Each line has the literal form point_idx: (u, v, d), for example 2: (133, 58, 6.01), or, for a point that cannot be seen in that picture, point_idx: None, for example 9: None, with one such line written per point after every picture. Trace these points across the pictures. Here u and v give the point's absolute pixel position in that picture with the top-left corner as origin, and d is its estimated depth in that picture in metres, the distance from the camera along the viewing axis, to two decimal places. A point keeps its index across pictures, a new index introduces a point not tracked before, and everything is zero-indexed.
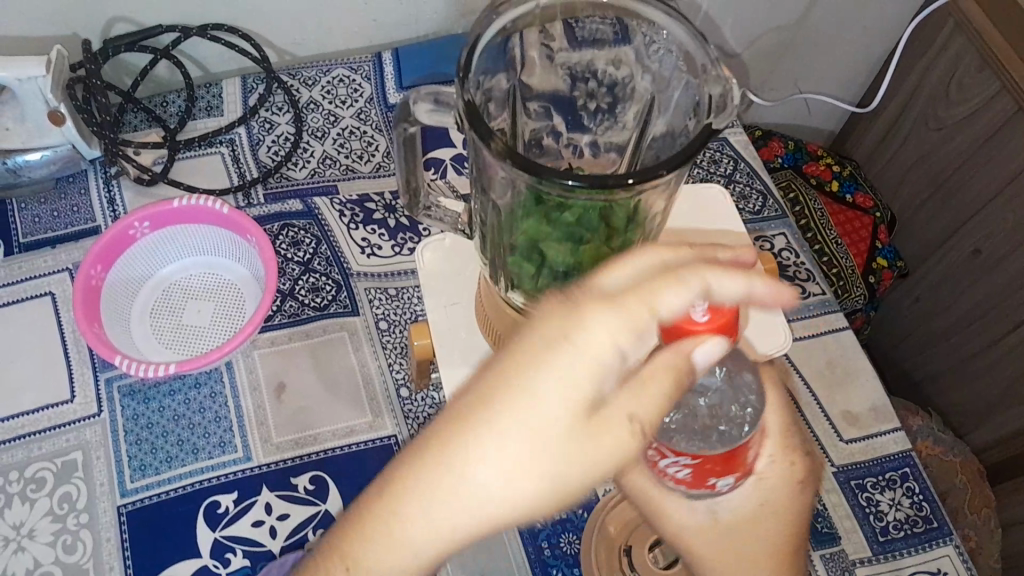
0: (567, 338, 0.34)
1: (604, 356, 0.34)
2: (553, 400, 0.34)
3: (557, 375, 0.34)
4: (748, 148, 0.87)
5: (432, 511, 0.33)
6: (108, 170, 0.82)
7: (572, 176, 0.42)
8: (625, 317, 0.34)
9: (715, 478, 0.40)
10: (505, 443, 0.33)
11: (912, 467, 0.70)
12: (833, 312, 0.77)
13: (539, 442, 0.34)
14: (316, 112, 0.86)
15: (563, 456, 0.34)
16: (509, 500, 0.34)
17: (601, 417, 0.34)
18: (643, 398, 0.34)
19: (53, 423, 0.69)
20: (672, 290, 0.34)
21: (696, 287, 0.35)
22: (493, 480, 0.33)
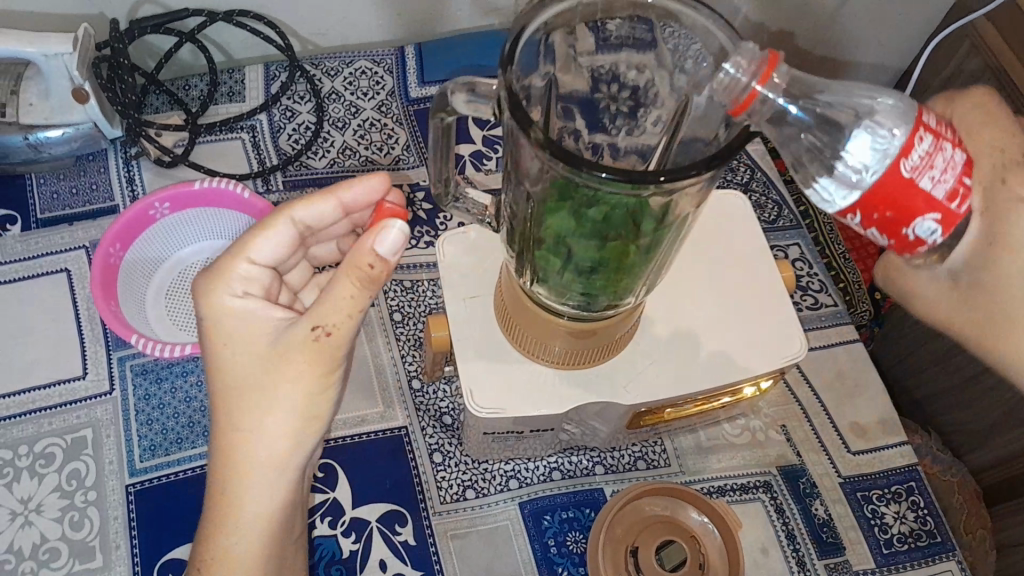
0: (218, 318, 0.49)
1: (229, 311, 0.49)
2: (245, 350, 0.49)
3: (239, 328, 0.49)
4: (766, 157, 0.87)
5: (264, 441, 0.49)
6: (128, 150, 0.82)
7: (606, 169, 0.42)
8: (243, 274, 0.50)
9: (898, 228, 0.40)
10: (273, 371, 0.48)
11: (918, 481, 0.70)
12: (844, 324, 0.77)
13: (253, 369, 0.48)
14: (337, 103, 0.87)
15: (267, 372, 0.48)
16: (298, 405, 0.49)
17: (287, 338, 0.47)
18: (317, 313, 0.46)
19: (64, 400, 0.69)
20: (265, 239, 0.51)
21: (285, 229, 0.50)
22: (263, 405, 0.48)
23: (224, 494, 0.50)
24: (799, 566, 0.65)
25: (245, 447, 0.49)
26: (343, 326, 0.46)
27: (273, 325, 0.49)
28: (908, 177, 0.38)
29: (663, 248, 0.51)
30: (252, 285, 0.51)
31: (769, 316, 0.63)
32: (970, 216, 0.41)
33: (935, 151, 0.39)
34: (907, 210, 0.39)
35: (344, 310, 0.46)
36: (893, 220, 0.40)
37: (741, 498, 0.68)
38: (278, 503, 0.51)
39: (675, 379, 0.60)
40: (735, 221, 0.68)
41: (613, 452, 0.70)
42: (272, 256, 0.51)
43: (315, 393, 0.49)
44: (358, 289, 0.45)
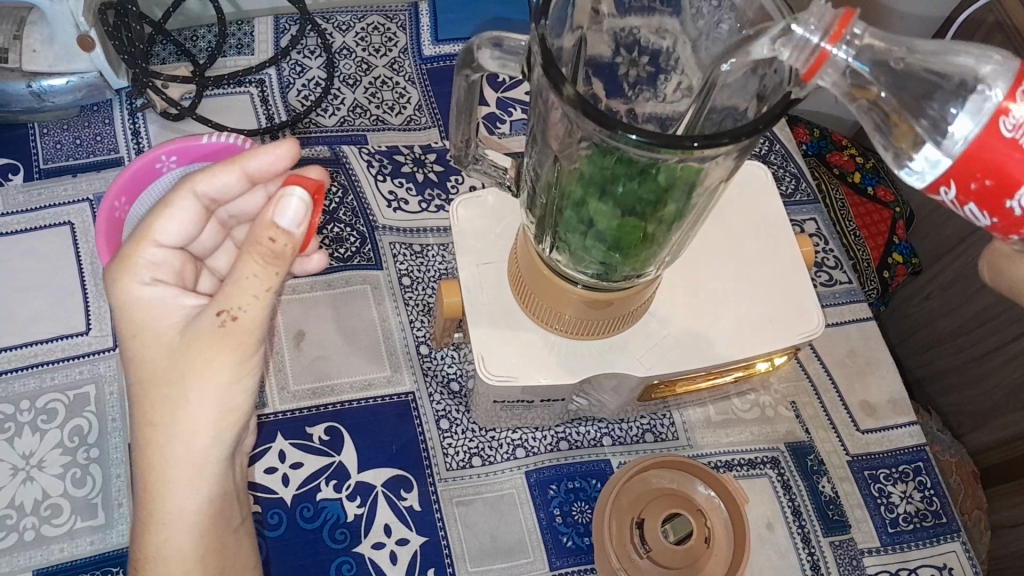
0: (135, 309, 0.49)
1: (147, 299, 0.49)
2: (157, 344, 0.48)
3: (155, 318, 0.49)
4: (784, 129, 0.86)
5: (182, 435, 0.48)
6: (134, 101, 0.80)
7: (638, 132, 0.41)
8: (152, 259, 0.50)
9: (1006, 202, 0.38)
10: (182, 364, 0.47)
11: (925, 462, 0.70)
12: (858, 301, 0.77)
13: (168, 360, 0.48)
14: (348, 59, 0.85)
15: (178, 364, 0.47)
16: (210, 395, 0.48)
17: (197, 329, 0.47)
18: (224, 298, 0.45)
19: (67, 355, 0.68)
20: (168, 219, 0.50)
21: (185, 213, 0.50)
22: (177, 399, 0.48)
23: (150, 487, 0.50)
24: (804, 543, 0.65)
25: (162, 441, 0.49)
26: (250, 312, 0.45)
27: (184, 315, 0.49)
28: (1006, 139, 0.37)
29: (688, 220, 0.50)
30: (162, 270, 0.50)
31: (787, 290, 0.63)
32: None
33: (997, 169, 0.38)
34: (1008, 178, 0.37)
35: (252, 293, 0.45)
36: (994, 189, 0.37)
37: (749, 473, 0.67)
38: (204, 498, 0.51)
39: (688, 352, 0.60)
40: (757, 192, 0.67)
41: (621, 424, 0.70)
42: (177, 236, 0.50)
43: (232, 383, 0.48)
44: (262, 267, 0.44)
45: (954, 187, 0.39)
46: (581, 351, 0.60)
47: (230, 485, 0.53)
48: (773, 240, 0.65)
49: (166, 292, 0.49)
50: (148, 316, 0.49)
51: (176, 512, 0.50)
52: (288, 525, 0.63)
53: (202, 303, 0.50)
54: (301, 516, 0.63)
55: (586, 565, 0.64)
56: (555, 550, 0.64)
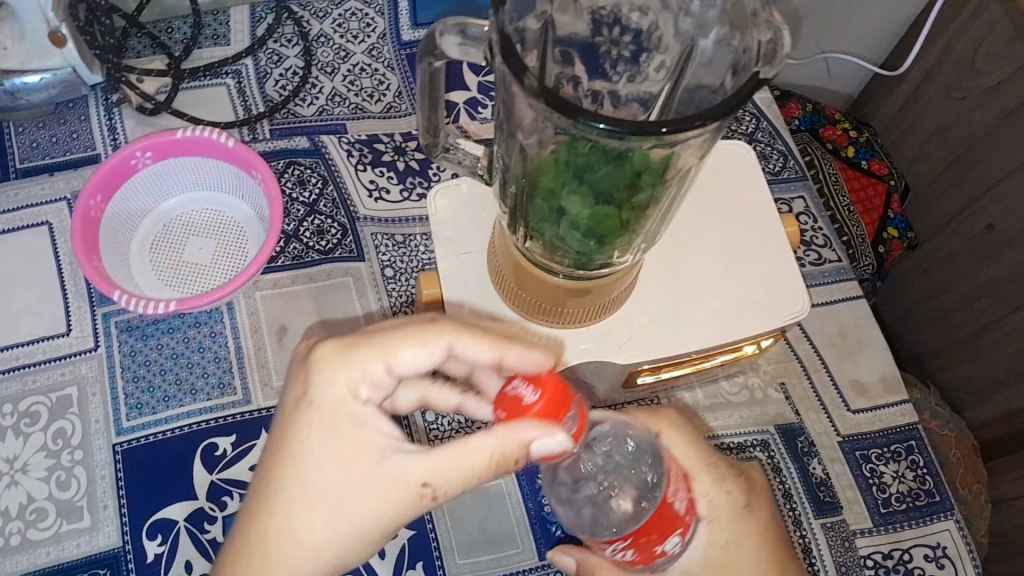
0: (318, 403, 0.43)
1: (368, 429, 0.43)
2: (354, 462, 0.42)
3: (357, 437, 0.43)
4: (771, 106, 0.84)
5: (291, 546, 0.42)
6: (109, 97, 0.79)
7: (604, 119, 0.40)
8: (358, 372, 0.44)
9: (661, 545, 0.42)
10: (347, 489, 0.42)
11: (918, 441, 0.69)
12: (848, 280, 0.76)
13: (336, 478, 0.42)
14: (326, 47, 0.83)
15: (366, 501, 0.42)
16: (348, 530, 0.42)
17: (396, 467, 0.42)
18: (438, 473, 0.42)
19: (48, 357, 0.68)
20: (405, 348, 0.44)
21: (379, 364, 0.44)
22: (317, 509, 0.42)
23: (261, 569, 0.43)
24: (795, 526, 0.65)
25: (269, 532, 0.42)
26: (449, 488, 0.43)
27: (383, 443, 0.43)
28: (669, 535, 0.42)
29: (662, 204, 0.49)
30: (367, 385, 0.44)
31: (772, 273, 0.62)
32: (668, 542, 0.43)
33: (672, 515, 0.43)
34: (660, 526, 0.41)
35: (460, 475, 0.42)
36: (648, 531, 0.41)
37: (739, 457, 0.67)
38: None
39: (671, 339, 0.59)
40: (740, 173, 0.66)
41: (609, 410, 0.69)
42: (411, 368, 0.44)
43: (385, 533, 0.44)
44: (487, 464, 0.41)
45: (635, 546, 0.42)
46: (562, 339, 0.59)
47: None
48: (756, 221, 0.64)
49: (386, 423, 0.44)
50: (337, 418, 0.43)
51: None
52: None
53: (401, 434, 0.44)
54: None
55: None
56: (544, 540, 0.64)
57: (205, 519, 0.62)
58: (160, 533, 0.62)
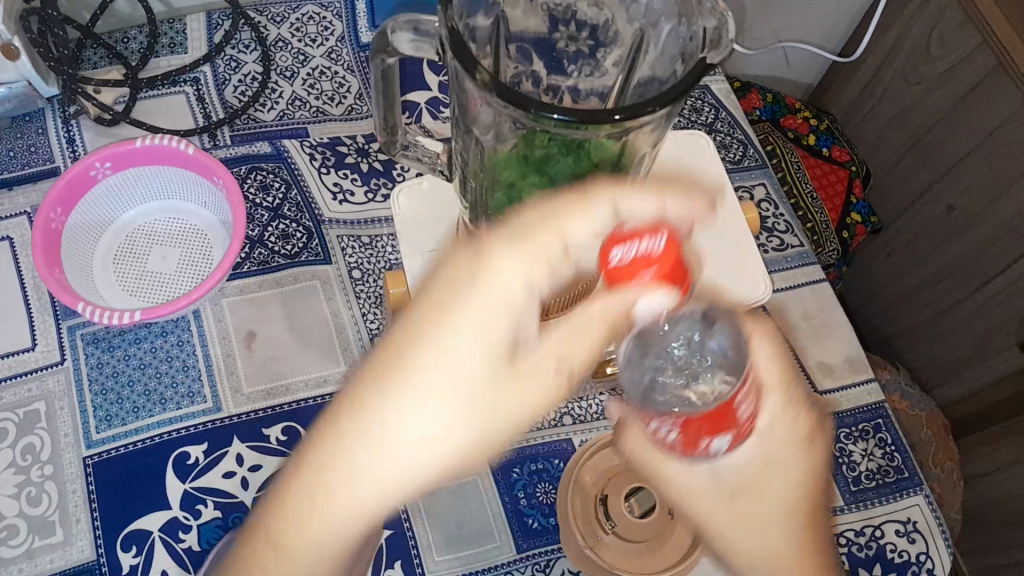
0: (483, 266, 0.41)
1: (522, 306, 0.41)
2: (484, 346, 0.40)
3: (537, 260, 0.42)
4: (730, 96, 0.86)
5: (372, 476, 0.38)
6: (66, 109, 0.78)
7: (558, 109, 0.40)
8: (550, 249, 0.42)
9: (709, 441, 0.40)
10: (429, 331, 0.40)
11: (885, 419, 0.70)
12: (811, 263, 0.77)
13: (469, 389, 0.40)
14: (284, 51, 0.83)
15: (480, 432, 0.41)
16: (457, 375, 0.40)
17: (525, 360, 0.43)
18: (456, 385, 0.40)
19: (14, 372, 0.67)
20: (583, 219, 0.43)
21: (607, 209, 0.43)
22: (462, 386, 0.40)
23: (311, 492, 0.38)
24: None
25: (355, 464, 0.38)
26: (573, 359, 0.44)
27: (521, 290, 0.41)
28: (732, 420, 0.39)
29: None
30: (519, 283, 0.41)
31: (734, 259, 0.62)
32: (753, 429, 0.41)
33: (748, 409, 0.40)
34: (724, 420, 0.39)
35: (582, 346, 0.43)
36: (711, 424, 0.39)
37: None
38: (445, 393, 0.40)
39: None
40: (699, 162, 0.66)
41: (580, 402, 0.70)
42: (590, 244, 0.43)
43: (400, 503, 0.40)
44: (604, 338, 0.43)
45: (707, 438, 0.40)
46: None
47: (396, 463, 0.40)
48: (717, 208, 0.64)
49: (577, 236, 0.42)
50: (487, 277, 0.41)
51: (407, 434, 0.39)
52: None
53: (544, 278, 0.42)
54: None
55: (554, 546, 0.64)
56: (520, 532, 0.64)
57: (178, 528, 0.62)
58: (135, 545, 0.61)
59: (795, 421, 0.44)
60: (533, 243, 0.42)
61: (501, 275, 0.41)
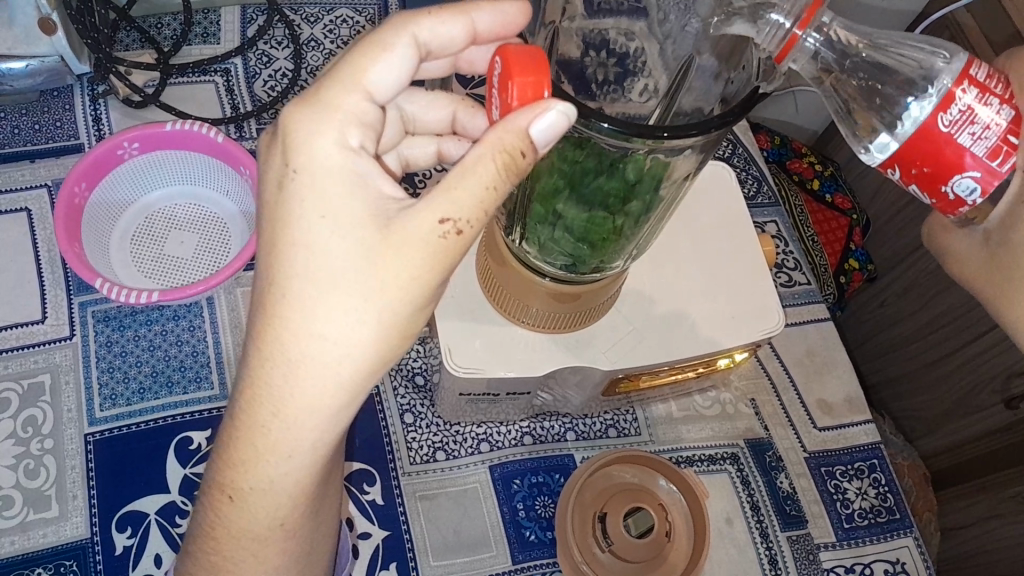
0: (304, 166, 0.39)
1: (361, 177, 0.39)
2: (353, 232, 0.38)
3: (351, 187, 0.39)
4: (748, 134, 0.87)
5: (292, 398, 0.40)
6: (95, 88, 0.78)
7: (609, 120, 0.42)
8: (353, 112, 0.39)
9: (945, 187, 0.40)
10: (280, 256, 0.39)
11: (880, 459, 0.71)
12: (817, 302, 0.78)
13: (343, 285, 0.38)
14: (316, 51, 0.84)
15: (376, 269, 0.38)
16: (334, 264, 0.38)
17: (404, 226, 0.38)
18: (453, 203, 0.37)
19: (22, 343, 0.67)
20: (381, 62, 0.39)
21: (406, 43, 0.40)
22: (340, 274, 0.38)
23: (246, 448, 0.41)
24: (762, 537, 0.66)
25: (269, 393, 0.40)
26: (470, 221, 0.38)
27: (368, 200, 0.38)
28: (944, 133, 0.38)
29: (656, 215, 0.52)
30: (360, 129, 0.39)
31: (748, 291, 0.64)
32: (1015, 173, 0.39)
33: (981, 104, 0.38)
34: (942, 165, 0.39)
35: (473, 194, 0.38)
36: (931, 176, 0.39)
37: (709, 469, 0.68)
38: (349, 314, 0.38)
39: (652, 349, 0.60)
40: (722, 194, 0.68)
41: (585, 419, 0.70)
42: (393, 84, 0.40)
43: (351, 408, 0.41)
44: (500, 177, 0.38)
45: (898, 169, 0.41)
46: (546, 343, 0.60)
47: (332, 399, 0.40)
48: (736, 241, 0.66)
49: (372, 172, 0.39)
50: (306, 177, 0.39)
51: (323, 349, 0.39)
52: None
53: (393, 191, 0.39)
54: None
55: (550, 559, 0.64)
56: (517, 544, 0.64)
57: (176, 512, 0.62)
58: (130, 526, 0.61)
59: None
60: (338, 92, 0.39)
61: (318, 153, 0.38)
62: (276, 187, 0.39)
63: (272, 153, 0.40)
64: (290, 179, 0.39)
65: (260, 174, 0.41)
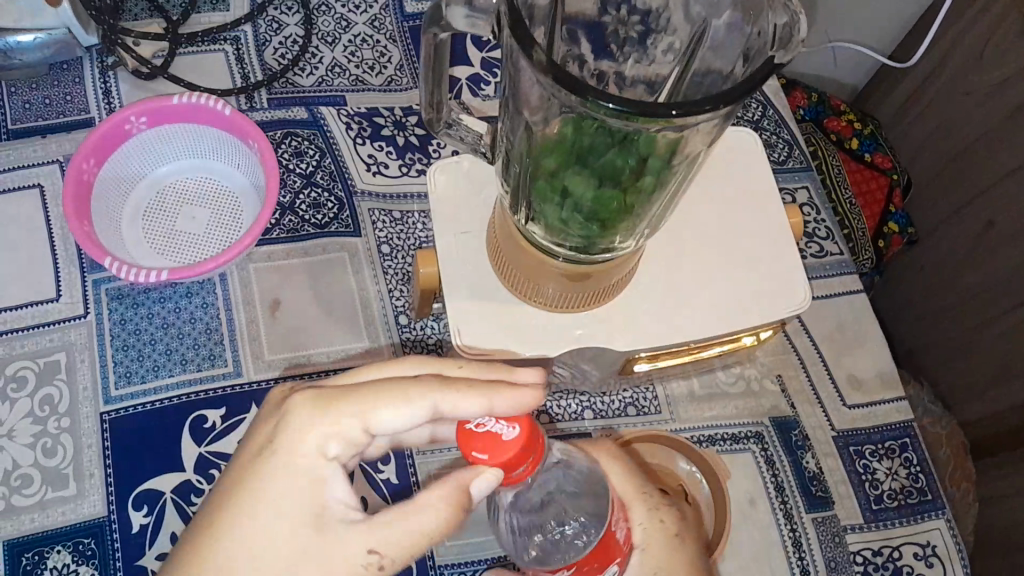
0: (284, 449, 0.36)
1: (329, 492, 0.37)
2: (301, 524, 0.36)
3: (311, 493, 0.36)
4: (779, 94, 0.83)
5: None
6: (105, 59, 0.77)
7: (615, 100, 0.39)
8: (334, 433, 0.37)
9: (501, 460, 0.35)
10: (233, 509, 0.36)
11: (912, 438, 0.69)
12: (849, 273, 0.75)
13: (276, 548, 0.36)
14: (327, 16, 0.82)
15: (313, 541, 0.36)
16: (285, 534, 0.36)
17: (341, 540, 0.36)
18: (390, 539, 0.36)
19: (37, 321, 0.67)
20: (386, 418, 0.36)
21: (414, 371, 0.40)
22: (281, 548, 0.36)
23: None
24: (786, 518, 0.64)
25: None
26: (397, 559, 0.36)
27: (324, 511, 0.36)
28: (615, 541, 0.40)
29: (671, 188, 0.49)
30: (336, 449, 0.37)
31: (774, 266, 0.61)
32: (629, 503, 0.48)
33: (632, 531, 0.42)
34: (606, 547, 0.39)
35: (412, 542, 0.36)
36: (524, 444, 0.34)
37: (731, 448, 0.66)
38: None
39: (669, 329, 0.58)
40: (747, 159, 0.64)
41: (602, 397, 0.68)
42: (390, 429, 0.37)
43: None
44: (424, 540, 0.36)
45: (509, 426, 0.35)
46: (560, 322, 0.58)
47: None
48: (760, 211, 0.63)
49: (341, 489, 0.37)
50: (281, 452, 0.36)
51: None
52: None
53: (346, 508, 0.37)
54: None
55: None
56: None
57: (192, 490, 0.62)
58: (147, 504, 0.61)
59: (663, 522, 0.48)
60: (319, 421, 0.36)
61: (304, 446, 0.36)
62: (257, 448, 0.37)
63: (264, 426, 0.38)
64: (273, 443, 0.37)
65: (244, 442, 0.39)
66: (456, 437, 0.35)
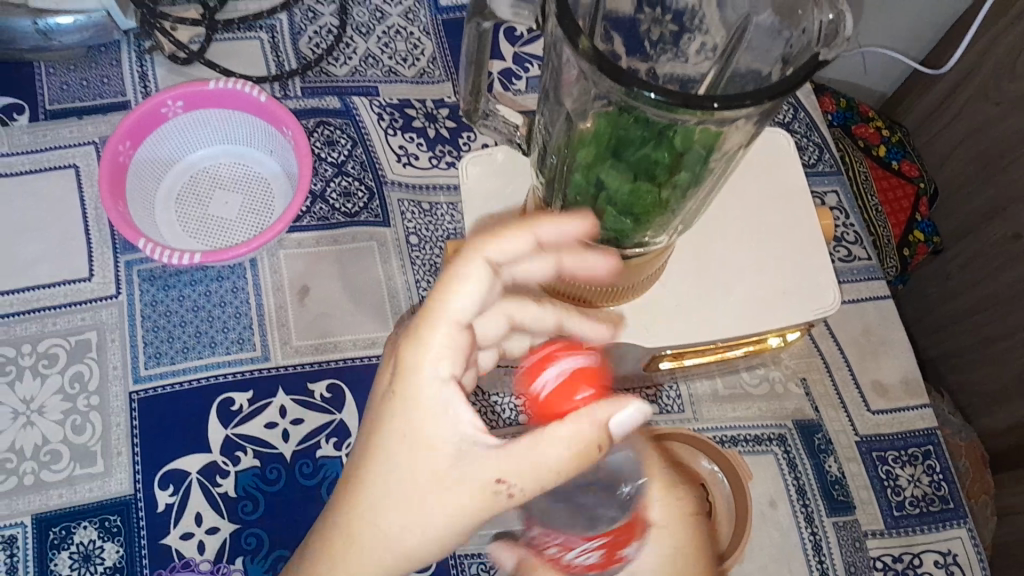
0: (407, 380, 0.38)
1: (456, 410, 0.38)
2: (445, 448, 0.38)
3: (443, 422, 0.38)
4: (811, 97, 0.83)
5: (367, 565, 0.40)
6: (142, 43, 0.78)
7: (656, 89, 0.39)
8: (449, 342, 0.38)
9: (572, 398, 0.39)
10: (383, 439, 0.39)
11: (936, 446, 0.68)
12: (877, 279, 0.75)
13: (425, 468, 0.38)
14: (362, 6, 0.82)
15: (453, 470, 0.38)
16: (435, 453, 0.38)
17: (472, 472, 0.38)
18: (517, 468, 0.37)
19: (70, 300, 0.68)
20: (468, 296, 0.37)
21: (481, 269, 0.37)
22: (431, 473, 0.38)
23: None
24: (807, 522, 0.64)
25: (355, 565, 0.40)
26: (528, 488, 0.37)
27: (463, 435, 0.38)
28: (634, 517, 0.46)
29: (703, 189, 0.49)
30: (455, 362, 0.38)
31: (803, 266, 0.61)
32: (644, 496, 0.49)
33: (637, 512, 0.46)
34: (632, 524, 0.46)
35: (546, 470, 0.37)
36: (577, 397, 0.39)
37: (754, 450, 0.66)
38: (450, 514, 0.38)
39: (697, 328, 0.58)
40: (781, 163, 0.64)
41: (627, 394, 0.68)
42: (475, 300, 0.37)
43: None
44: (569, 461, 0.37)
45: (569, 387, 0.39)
46: None
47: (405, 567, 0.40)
48: (791, 214, 0.63)
49: (466, 407, 0.38)
50: (406, 379, 0.38)
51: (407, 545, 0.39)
52: (288, 480, 0.62)
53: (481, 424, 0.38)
54: (300, 472, 0.63)
55: None
56: None
57: (216, 472, 0.62)
58: (172, 484, 0.62)
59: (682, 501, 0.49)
60: (430, 341, 0.38)
61: (426, 377, 0.38)
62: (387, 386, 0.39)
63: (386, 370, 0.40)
64: (397, 376, 0.39)
65: (377, 376, 0.41)
66: (540, 393, 0.40)
